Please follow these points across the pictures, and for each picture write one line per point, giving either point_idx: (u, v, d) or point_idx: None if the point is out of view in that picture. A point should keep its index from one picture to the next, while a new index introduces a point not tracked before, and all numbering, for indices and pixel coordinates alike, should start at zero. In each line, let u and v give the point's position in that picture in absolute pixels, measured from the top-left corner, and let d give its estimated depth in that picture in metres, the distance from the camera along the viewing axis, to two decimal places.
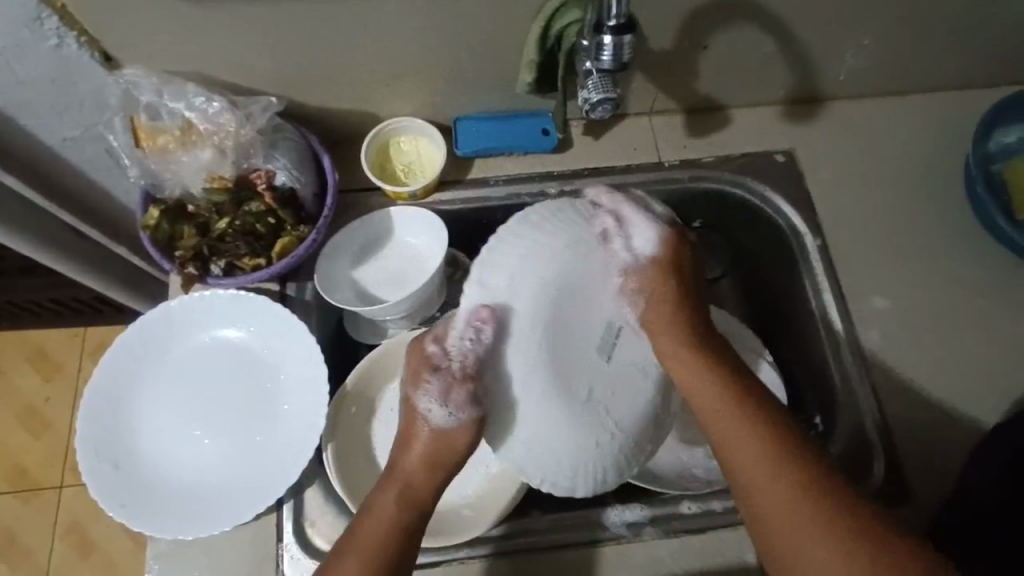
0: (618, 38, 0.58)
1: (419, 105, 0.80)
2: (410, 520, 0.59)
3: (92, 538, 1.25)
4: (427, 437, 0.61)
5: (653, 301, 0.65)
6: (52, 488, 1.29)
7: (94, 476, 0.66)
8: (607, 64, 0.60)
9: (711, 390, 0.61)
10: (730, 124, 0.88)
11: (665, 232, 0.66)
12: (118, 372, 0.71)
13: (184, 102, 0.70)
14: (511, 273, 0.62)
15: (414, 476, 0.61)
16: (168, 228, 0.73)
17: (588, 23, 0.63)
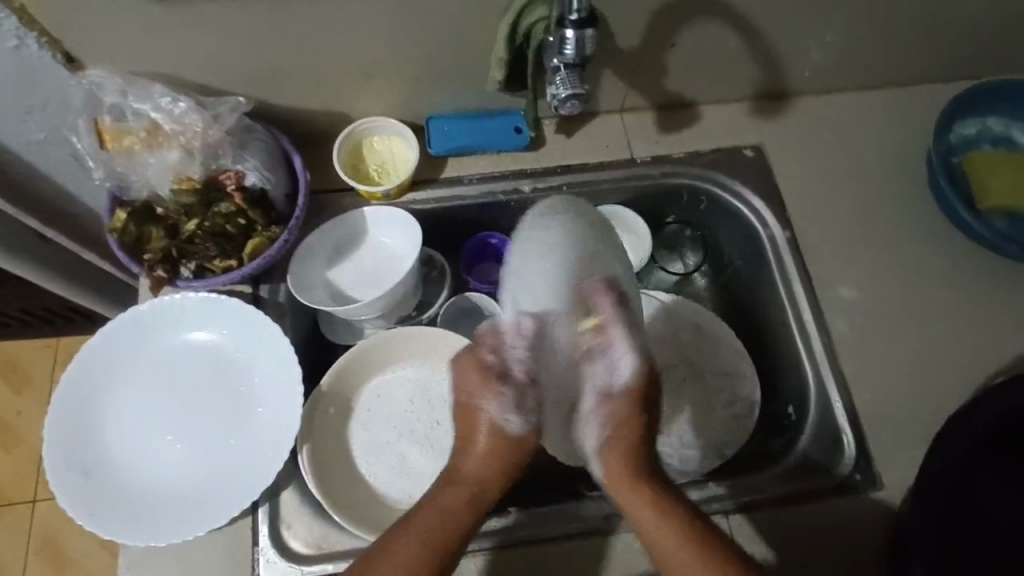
0: (581, 31, 0.58)
1: (390, 103, 0.80)
2: (474, 514, 0.60)
3: (67, 553, 1.22)
4: (489, 435, 0.62)
5: (612, 441, 0.62)
6: (24, 504, 1.26)
7: (63, 484, 0.65)
8: (571, 57, 0.61)
9: (636, 484, 0.60)
10: (700, 120, 0.89)
11: (638, 376, 0.63)
12: (85, 378, 0.70)
13: (149, 103, 0.69)
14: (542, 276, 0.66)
15: (472, 479, 0.61)
16: (135, 230, 0.71)
17: (552, 19, 0.63)
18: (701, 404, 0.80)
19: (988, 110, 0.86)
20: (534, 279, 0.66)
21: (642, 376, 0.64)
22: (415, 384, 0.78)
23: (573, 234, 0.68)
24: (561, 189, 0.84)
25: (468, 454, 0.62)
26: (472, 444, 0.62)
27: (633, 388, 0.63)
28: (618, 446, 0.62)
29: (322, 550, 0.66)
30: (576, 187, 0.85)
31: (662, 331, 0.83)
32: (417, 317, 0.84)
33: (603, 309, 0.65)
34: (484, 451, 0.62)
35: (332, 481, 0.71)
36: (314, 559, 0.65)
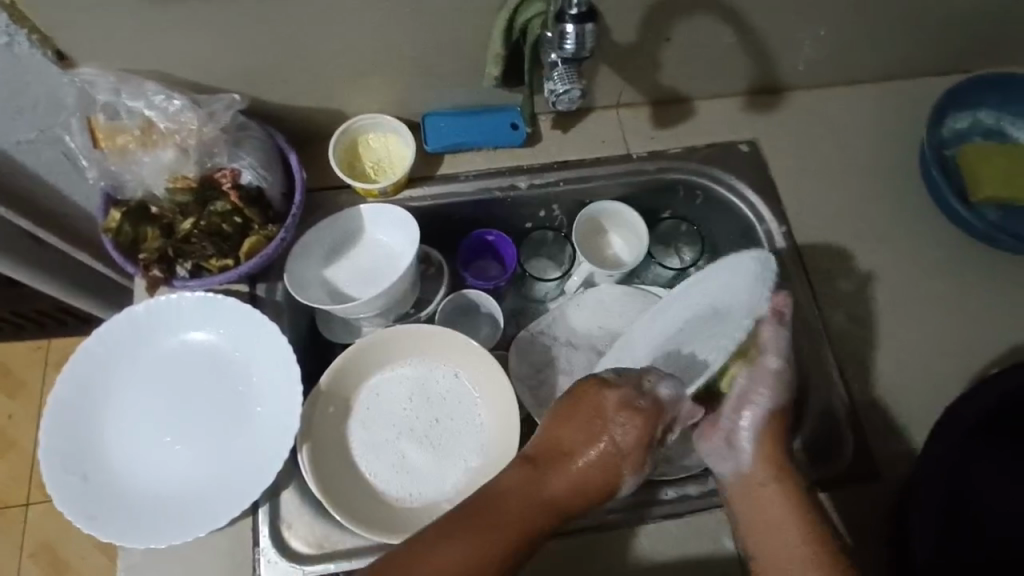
0: (581, 26, 0.58)
1: (385, 101, 0.80)
2: (546, 515, 0.58)
3: (62, 556, 1.22)
4: (597, 454, 0.60)
5: (761, 423, 0.64)
6: (18, 508, 1.25)
7: (61, 487, 0.64)
8: (570, 53, 0.60)
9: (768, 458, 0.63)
10: (696, 115, 0.89)
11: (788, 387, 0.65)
12: (81, 380, 0.69)
13: (143, 100, 0.68)
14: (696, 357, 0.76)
15: (561, 495, 0.59)
16: (130, 230, 0.70)
17: (550, 15, 0.62)
18: None
19: (979, 102, 0.87)
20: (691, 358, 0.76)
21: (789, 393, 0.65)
22: (413, 381, 0.78)
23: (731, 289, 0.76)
24: (557, 185, 0.85)
25: (569, 471, 0.60)
26: (575, 459, 0.60)
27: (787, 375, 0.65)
28: (768, 422, 0.64)
29: (324, 549, 0.66)
30: (572, 182, 0.85)
31: None
32: (415, 315, 0.84)
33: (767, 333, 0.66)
34: (585, 474, 0.60)
35: (333, 480, 0.71)
36: (316, 558, 0.65)
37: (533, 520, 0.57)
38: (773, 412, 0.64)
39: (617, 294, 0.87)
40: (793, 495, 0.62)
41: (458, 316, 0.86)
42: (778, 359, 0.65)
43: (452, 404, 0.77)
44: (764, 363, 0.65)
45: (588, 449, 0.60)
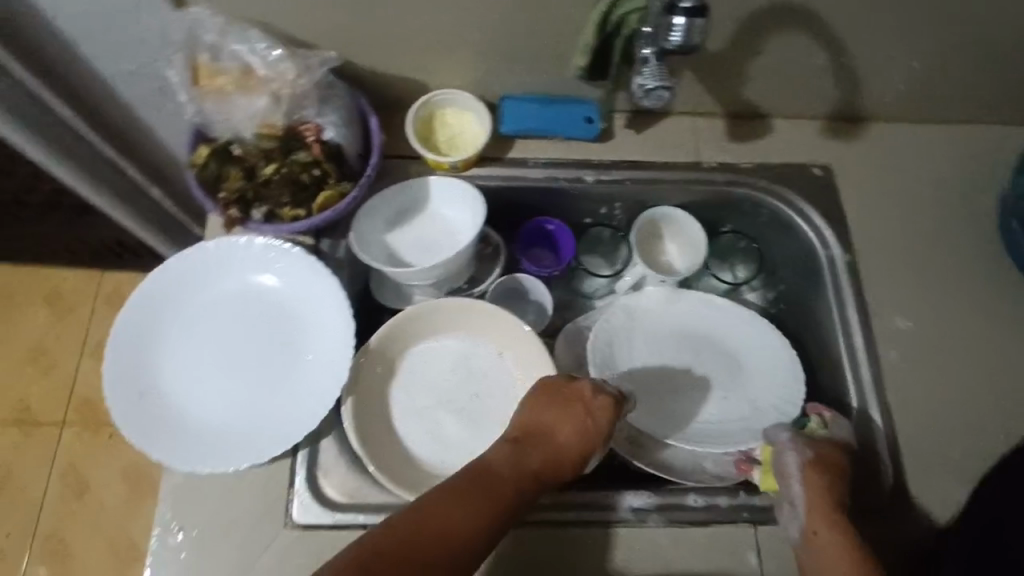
0: (691, 20, 0.57)
1: (468, 78, 0.81)
2: (526, 487, 0.60)
3: (87, 478, 1.30)
4: (575, 429, 0.65)
5: (804, 478, 0.67)
6: (54, 425, 1.33)
7: (120, 403, 0.67)
8: (675, 45, 0.59)
9: (822, 508, 0.65)
10: (771, 133, 0.88)
11: (822, 454, 0.69)
12: (149, 305, 0.72)
13: (246, 46, 0.70)
14: (713, 408, 0.83)
15: (544, 466, 0.62)
16: (215, 168, 0.72)
17: (654, 9, 0.62)
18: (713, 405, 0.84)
19: None
20: (706, 406, 0.84)
21: (833, 461, 0.69)
22: (458, 354, 0.79)
23: (774, 364, 0.85)
24: (624, 183, 0.85)
25: (552, 447, 0.63)
26: (558, 436, 0.64)
27: (816, 445, 0.70)
28: (813, 476, 0.67)
29: (353, 503, 0.68)
30: (638, 182, 0.85)
31: (691, 335, 0.88)
32: (467, 291, 0.85)
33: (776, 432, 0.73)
34: (564, 449, 0.64)
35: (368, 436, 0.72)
36: (347, 507, 0.67)
37: (519, 491, 0.60)
38: (807, 464, 0.68)
39: (663, 298, 0.88)
40: (846, 542, 0.63)
41: (506, 298, 0.87)
42: (788, 432, 0.73)
43: (494, 380, 0.78)
44: (779, 436, 0.72)
45: (568, 426, 0.65)
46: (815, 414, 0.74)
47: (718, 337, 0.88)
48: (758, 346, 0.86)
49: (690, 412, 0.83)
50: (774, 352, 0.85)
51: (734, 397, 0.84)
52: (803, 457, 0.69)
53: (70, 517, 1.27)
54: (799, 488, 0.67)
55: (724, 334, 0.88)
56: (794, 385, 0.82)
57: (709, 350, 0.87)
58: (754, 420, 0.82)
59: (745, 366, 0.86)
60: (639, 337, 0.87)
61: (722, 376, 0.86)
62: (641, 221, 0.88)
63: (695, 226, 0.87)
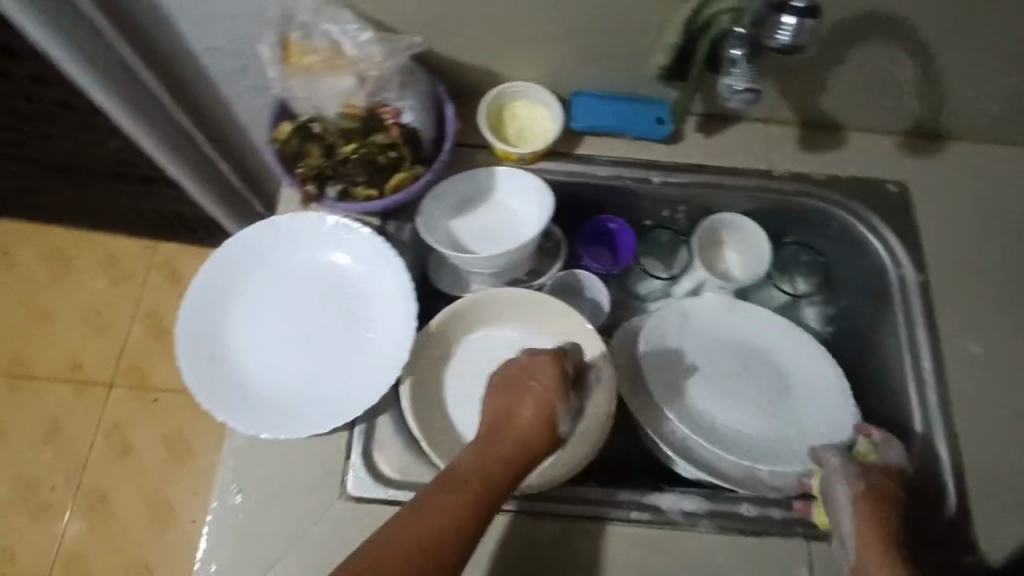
0: (802, 20, 0.58)
1: (545, 72, 0.82)
2: (502, 472, 0.62)
3: (131, 439, 1.34)
4: (535, 401, 0.66)
5: (858, 512, 0.66)
6: (102, 386, 1.38)
7: (191, 365, 0.70)
8: (782, 45, 0.60)
9: (879, 544, 0.64)
10: (846, 145, 0.86)
11: (874, 485, 0.67)
12: (222, 273, 0.75)
13: (337, 26, 0.71)
14: (765, 421, 0.82)
15: (518, 452, 0.63)
16: (297, 144, 0.74)
17: (753, 10, 0.63)
18: (766, 418, 0.82)
19: None
20: (757, 419, 0.82)
21: (886, 491, 0.67)
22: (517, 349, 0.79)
23: (831, 382, 0.83)
24: (691, 187, 0.84)
25: (516, 427, 0.65)
26: (520, 414, 0.66)
27: (867, 475, 0.68)
28: (865, 511, 0.66)
29: (405, 481, 0.68)
30: (706, 187, 0.84)
31: (746, 346, 0.86)
32: (526, 282, 0.85)
33: (826, 455, 0.71)
34: (534, 431, 0.65)
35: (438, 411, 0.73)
36: (401, 484, 0.68)
37: (495, 477, 0.61)
38: (861, 498, 0.66)
39: (720, 306, 0.87)
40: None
41: (561, 293, 0.87)
42: (839, 456, 0.70)
43: None
44: (829, 462, 0.70)
45: (528, 403, 0.66)
46: (863, 436, 0.72)
47: (773, 350, 0.86)
48: (815, 361, 0.85)
49: (737, 426, 0.82)
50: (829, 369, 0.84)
51: (788, 412, 0.82)
52: (855, 489, 0.67)
53: (113, 475, 1.32)
54: (850, 523, 0.66)
55: (780, 350, 0.86)
56: (847, 411, 0.81)
57: (764, 362, 0.86)
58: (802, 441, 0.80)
59: (800, 381, 0.84)
60: (693, 342, 0.86)
61: (776, 389, 0.84)
62: (703, 225, 0.87)
63: (759, 235, 0.86)
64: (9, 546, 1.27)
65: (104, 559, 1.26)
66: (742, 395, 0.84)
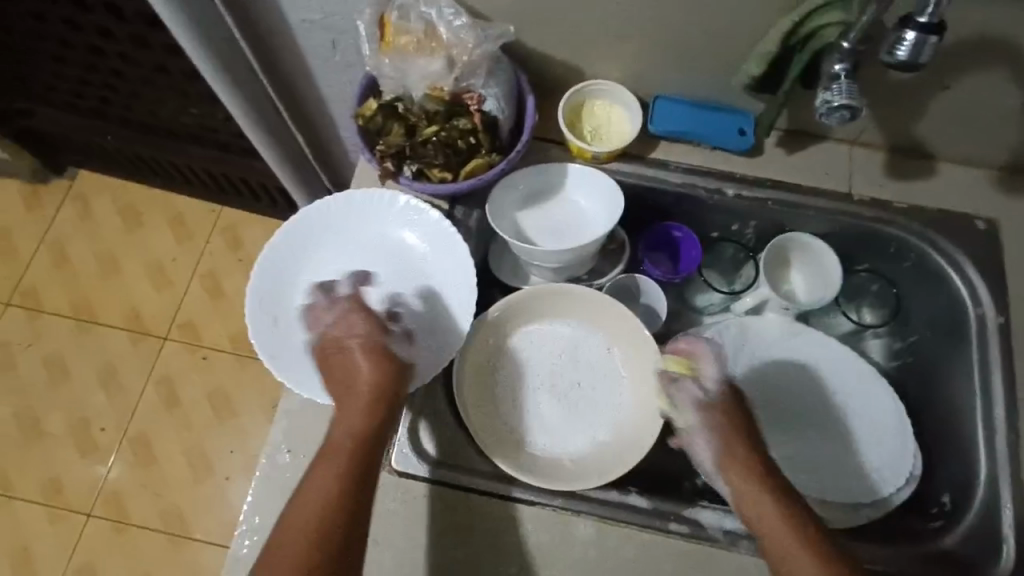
0: (924, 36, 0.56)
1: (629, 72, 0.81)
2: (366, 436, 0.63)
3: (178, 392, 1.40)
4: (366, 359, 0.65)
5: (728, 471, 0.65)
6: (157, 338, 1.44)
7: (256, 324, 0.72)
8: (899, 60, 0.58)
9: (761, 496, 0.63)
10: (933, 175, 0.83)
11: (716, 425, 0.67)
12: (292, 240, 0.77)
13: (434, 10, 0.73)
14: (814, 452, 0.79)
15: (373, 411, 0.64)
16: (380, 121, 0.76)
17: (862, 25, 0.62)
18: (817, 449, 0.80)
19: None
20: (807, 448, 0.80)
21: (723, 419, 0.67)
22: (572, 348, 0.79)
23: (892, 423, 0.79)
24: (765, 203, 0.82)
25: (354, 392, 0.64)
26: (359, 378, 0.64)
27: (710, 419, 0.67)
28: (732, 470, 0.65)
29: (450, 461, 0.71)
30: (781, 204, 0.82)
31: (806, 371, 0.83)
32: (586, 282, 0.85)
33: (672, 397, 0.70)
34: (378, 383, 0.64)
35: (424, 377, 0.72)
36: (446, 465, 0.71)
37: (359, 441, 0.62)
38: (723, 457, 0.66)
39: (785, 327, 0.84)
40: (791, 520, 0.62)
41: (617, 294, 0.86)
42: (694, 407, 0.68)
43: (602, 380, 0.78)
44: (686, 416, 0.68)
45: (360, 365, 0.65)
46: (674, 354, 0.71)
47: (834, 380, 0.83)
48: (877, 399, 0.81)
49: (784, 454, 0.80)
50: (890, 408, 0.80)
51: (843, 446, 0.79)
52: (713, 446, 0.66)
53: (160, 424, 1.37)
54: (724, 482, 0.66)
55: (843, 384, 0.82)
56: (904, 454, 0.77)
57: (821, 391, 0.82)
58: (851, 479, 0.77)
59: (858, 416, 0.81)
60: (750, 362, 0.83)
61: (831, 420, 0.81)
62: (771, 244, 0.85)
63: (831, 258, 0.83)
64: (57, 479, 1.34)
65: (143, 502, 1.32)
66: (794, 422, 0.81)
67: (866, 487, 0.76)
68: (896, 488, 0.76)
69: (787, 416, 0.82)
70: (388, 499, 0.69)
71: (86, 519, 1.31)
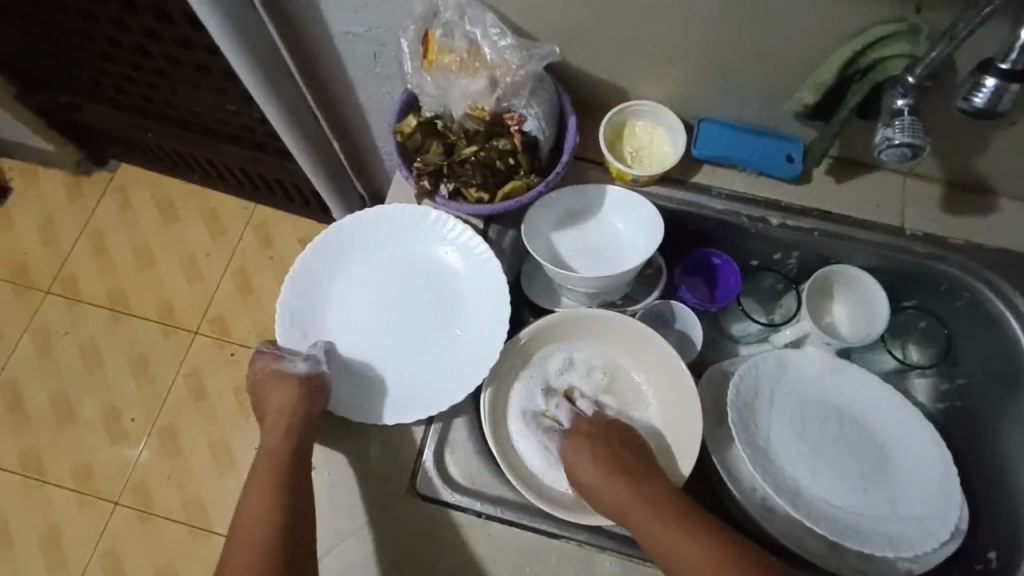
0: (1005, 84, 0.53)
1: (675, 94, 0.79)
2: (286, 458, 0.66)
3: (205, 386, 1.42)
4: (275, 389, 0.70)
5: (592, 499, 0.67)
6: (187, 332, 1.46)
7: (288, 339, 0.74)
8: (974, 106, 0.55)
9: (617, 500, 0.65)
10: (992, 213, 0.79)
11: (573, 461, 0.69)
12: (323, 254, 0.77)
13: (479, 29, 0.71)
14: (850, 495, 0.76)
15: (288, 428, 0.67)
16: (419, 139, 0.75)
17: (933, 62, 0.59)
18: (855, 490, 0.77)
19: None
20: (844, 492, 0.76)
21: (580, 448, 0.70)
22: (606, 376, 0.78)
23: (930, 471, 0.76)
24: (811, 233, 0.79)
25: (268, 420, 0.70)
26: (272, 407, 0.69)
27: (569, 450, 0.70)
28: (593, 494, 0.67)
29: (470, 486, 0.70)
30: (828, 235, 0.79)
31: (846, 408, 0.81)
32: (620, 307, 0.83)
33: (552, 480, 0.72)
34: (284, 400, 0.68)
35: (363, 399, 0.72)
36: (468, 491, 0.69)
37: (280, 464, 0.66)
38: (580, 486, 0.68)
39: (826, 361, 0.81)
40: (655, 505, 0.64)
41: (651, 321, 0.83)
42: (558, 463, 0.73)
43: (636, 406, 0.76)
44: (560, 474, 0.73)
45: (270, 398, 0.70)
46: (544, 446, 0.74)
47: (869, 420, 0.80)
48: (914, 443, 0.78)
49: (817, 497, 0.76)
50: (926, 452, 0.77)
51: (878, 494, 0.76)
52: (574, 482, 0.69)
53: (186, 418, 1.39)
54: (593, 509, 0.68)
55: (880, 424, 0.80)
56: (948, 505, 0.74)
57: (855, 433, 0.80)
58: (894, 526, 0.74)
59: (891, 460, 0.78)
60: (788, 395, 0.81)
61: (866, 463, 0.78)
62: (815, 275, 0.82)
63: (879, 294, 0.80)
64: (86, 466, 1.36)
65: (165, 493, 1.34)
66: (831, 461, 0.78)
67: (908, 537, 0.72)
68: (941, 543, 0.72)
69: (823, 455, 0.79)
70: (409, 521, 0.68)
71: (113, 507, 1.34)
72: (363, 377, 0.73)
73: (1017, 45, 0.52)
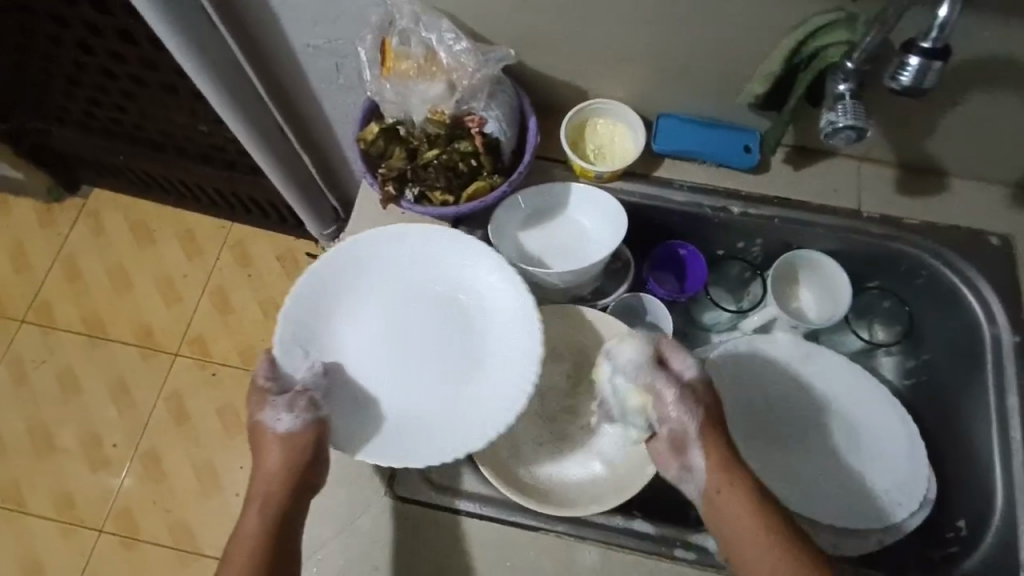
0: (928, 62, 0.55)
1: (632, 91, 0.80)
2: (277, 521, 0.64)
3: (187, 407, 1.40)
4: (269, 444, 0.66)
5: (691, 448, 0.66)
6: (167, 354, 1.45)
7: (290, 355, 0.71)
8: (903, 85, 0.58)
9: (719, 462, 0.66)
10: (944, 192, 0.81)
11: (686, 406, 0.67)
12: (331, 270, 0.74)
13: (435, 35, 0.73)
14: (824, 473, 0.78)
15: (281, 486, 0.65)
16: (382, 145, 0.76)
17: (868, 46, 0.61)
18: (827, 467, 0.78)
19: None
20: (817, 470, 0.78)
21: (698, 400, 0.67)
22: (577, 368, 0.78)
23: (907, 456, 0.77)
24: (771, 220, 0.81)
25: (258, 476, 0.66)
26: (262, 464, 0.66)
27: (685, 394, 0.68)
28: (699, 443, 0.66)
29: (448, 485, 0.70)
30: (788, 222, 0.81)
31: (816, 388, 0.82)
32: (590, 301, 0.84)
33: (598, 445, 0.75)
34: (286, 456, 0.65)
35: (359, 419, 0.71)
36: (447, 490, 0.70)
37: (268, 527, 0.64)
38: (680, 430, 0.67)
39: (794, 344, 0.82)
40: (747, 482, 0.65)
41: (623, 314, 0.84)
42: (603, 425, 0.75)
43: None
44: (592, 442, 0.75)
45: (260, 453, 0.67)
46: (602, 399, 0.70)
47: (843, 402, 0.81)
48: (890, 428, 0.79)
49: (790, 475, 0.78)
50: (900, 432, 0.78)
51: (858, 478, 0.77)
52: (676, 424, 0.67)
53: (168, 440, 1.38)
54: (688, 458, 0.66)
55: (857, 409, 0.81)
56: (918, 477, 0.76)
57: (831, 416, 0.81)
58: (865, 502, 0.75)
59: (870, 446, 0.79)
60: (759, 377, 0.82)
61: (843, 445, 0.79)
62: (778, 261, 0.84)
63: (840, 276, 0.82)
64: (69, 496, 1.34)
65: (150, 517, 1.33)
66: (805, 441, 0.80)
67: (878, 511, 0.74)
68: (908, 513, 0.74)
69: (794, 434, 0.80)
70: (391, 523, 0.68)
71: (98, 535, 1.32)
72: (363, 401, 0.72)
73: (937, 22, 0.54)
